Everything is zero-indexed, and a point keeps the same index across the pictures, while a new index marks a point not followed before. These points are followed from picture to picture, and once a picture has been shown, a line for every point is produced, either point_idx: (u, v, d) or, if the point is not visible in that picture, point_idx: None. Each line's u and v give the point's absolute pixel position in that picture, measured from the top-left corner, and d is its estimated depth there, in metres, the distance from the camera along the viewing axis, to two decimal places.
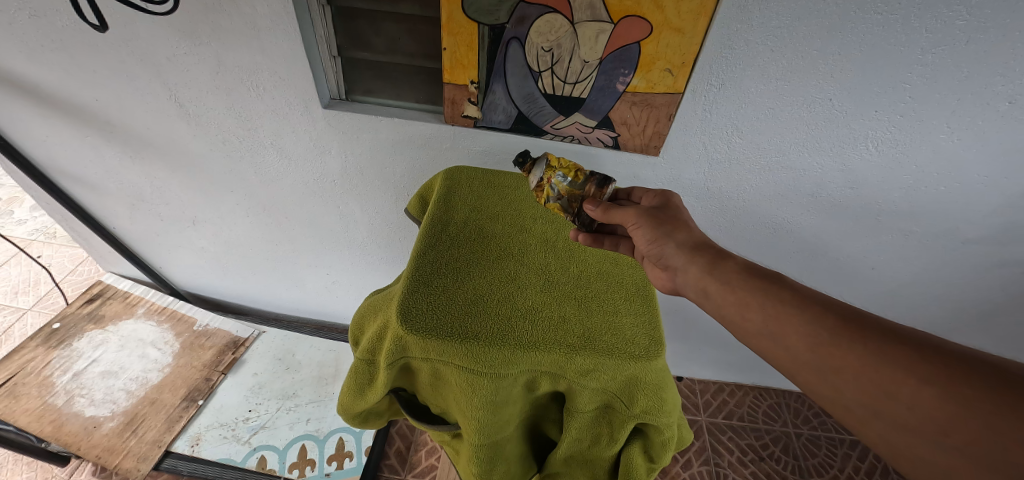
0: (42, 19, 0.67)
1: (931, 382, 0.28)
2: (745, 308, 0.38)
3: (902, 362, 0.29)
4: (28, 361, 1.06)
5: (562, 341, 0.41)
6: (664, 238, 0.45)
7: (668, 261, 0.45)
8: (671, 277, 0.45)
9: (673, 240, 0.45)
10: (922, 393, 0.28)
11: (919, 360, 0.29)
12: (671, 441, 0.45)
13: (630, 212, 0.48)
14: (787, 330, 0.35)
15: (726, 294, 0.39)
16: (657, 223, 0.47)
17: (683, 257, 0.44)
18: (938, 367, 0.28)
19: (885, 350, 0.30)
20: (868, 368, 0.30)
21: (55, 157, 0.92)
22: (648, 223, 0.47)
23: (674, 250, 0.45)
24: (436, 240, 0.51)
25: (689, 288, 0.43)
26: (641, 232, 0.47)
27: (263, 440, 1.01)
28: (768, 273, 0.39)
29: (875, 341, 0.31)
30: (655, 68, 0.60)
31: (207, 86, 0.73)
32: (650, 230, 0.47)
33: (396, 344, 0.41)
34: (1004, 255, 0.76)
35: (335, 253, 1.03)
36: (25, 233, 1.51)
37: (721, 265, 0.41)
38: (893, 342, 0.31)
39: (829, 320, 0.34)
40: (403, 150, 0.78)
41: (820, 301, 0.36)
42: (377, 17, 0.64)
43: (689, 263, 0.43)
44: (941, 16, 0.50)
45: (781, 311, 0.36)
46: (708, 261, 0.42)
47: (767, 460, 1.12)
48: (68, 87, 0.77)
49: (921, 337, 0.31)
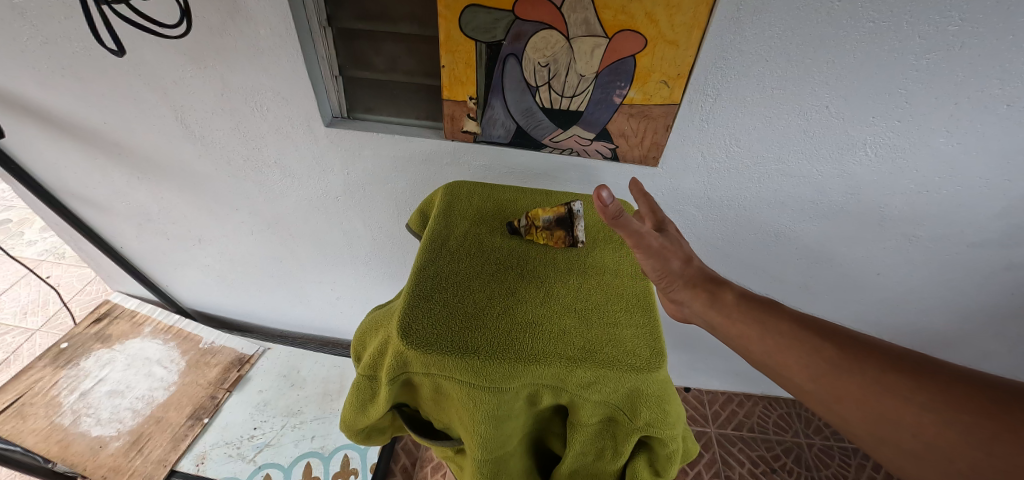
0: (55, 46, 0.69)
1: (930, 409, 0.30)
2: (749, 341, 0.40)
3: (901, 391, 0.32)
4: (36, 381, 1.07)
5: (562, 353, 0.41)
6: (668, 274, 0.45)
7: (673, 296, 0.46)
8: (678, 308, 0.46)
9: (677, 275, 0.45)
10: (924, 420, 0.30)
11: (916, 386, 0.31)
12: (676, 453, 0.45)
13: (639, 228, 0.42)
14: (788, 361, 0.37)
15: (730, 328, 0.41)
16: (661, 253, 0.44)
17: (689, 292, 0.44)
18: (934, 392, 0.31)
19: (882, 379, 0.33)
20: (870, 397, 0.33)
21: (64, 179, 0.94)
22: (653, 253, 0.43)
23: (678, 285, 0.45)
24: (436, 254, 0.50)
25: (697, 320, 0.44)
26: (648, 262, 0.44)
27: (269, 458, 1.01)
28: (763, 301, 0.42)
29: (872, 369, 0.33)
30: (651, 80, 0.60)
31: (212, 107, 0.75)
32: (655, 263, 0.44)
33: (398, 359, 0.41)
34: (1013, 258, 0.76)
35: (338, 269, 1.04)
36: (35, 253, 1.53)
37: (721, 298, 0.43)
38: (889, 369, 0.33)
39: (827, 350, 0.36)
40: (404, 166, 0.79)
41: (814, 328, 0.38)
42: (377, 38, 0.67)
43: (694, 297, 0.44)
44: (933, 22, 0.51)
45: (781, 344, 0.38)
46: (710, 294, 0.43)
47: (779, 473, 1.10)
48: (80, 111, 0.79)
49: (910, 359, 0.33)
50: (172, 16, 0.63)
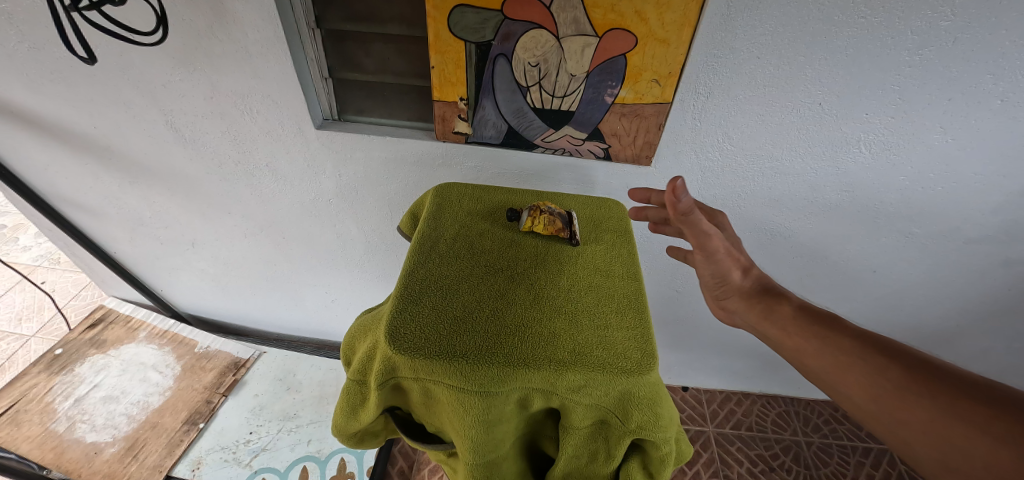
0: (42, 51, 0.69)
1: (1007, 442, 0.27)
2: (803, 353, 0.40)
3: (974, 420, 0.29)
4: (30, 387, 1.06)
5: (551, 357, 0.40)
6: (723, 279, 0.48)
7: (725, 304, 0.48)
8: (730, 317, 0.48)
9: (734, 285, 0.47)
10: (1000, 454, 0.27)
11: (993, 417, 0.28)
12: (669, 456, 0.44)
13: (707, 230, 0.44)
14: (847, 378, 0.36)
15: (783, 339, 0.42)
16: (721, 258, 0.47)
17: (742, 303, 0.46)
18: (1015, 426, 0.27)
19: (954, 407, 0.30)
20: (936, 422, 0.30)
21: (56, 184, 0.94)
22: (711, 256, 0.47)
23: (733, 295, 0.47)
24: (425, 257, 0.49)
25: (750, 329, 0.46)
26: (706, 265, 0.48)
27: (265, 462, 1.00)
28: (825, 315, 0.41)
29: (945, 395, 0.31)
30: (642, 79, 0.60)
31: (202, 110, 0.75)
32: (710, 266, 0.48)
33: (387, 365, 0.41)
34: (1008, 253, 0.76)
35: (332, 271, 1.03)
36: (30, 259, 1.52)
37: (776, 310, 0.43)
38: (966, 398, 0.30)
39: (892, 371, 0.34)
40: (396, 168, 0.78)
41: (885, 349, 0.36)
42: (367, 39, 0.66)
43: (747, 307, 0.46)
44: (925, 17, 0.51)
45: (840, 359, 0.37)
46: (765, 305, 0.44)
47: (778, 471, 1.09)
48: (69, 116, 0.78)
49: (1004, 392, 0.29)
50: (149, 24, 0.63)
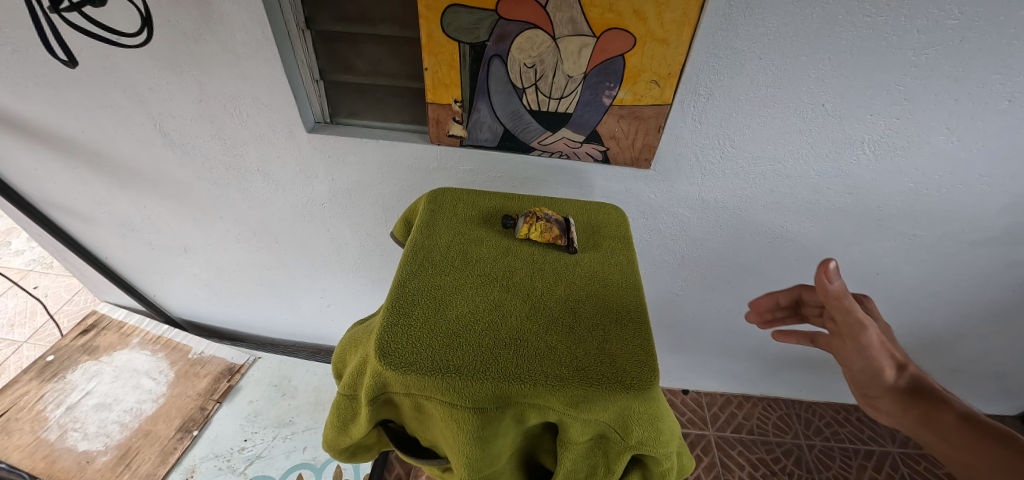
0: (25, 54, 0.67)
1: None
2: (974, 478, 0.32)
3: None
4: (21, 395, 1.05)
5: (549, 371, 0.39)
6: (871, 376, 0.41)
7: (877, 405, 0.42)
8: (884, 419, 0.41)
9: (887, 385, 0.40)
10: None
11: None
12: (671, 470, 0.43)
13: (860, 319, 0.40)
14: None
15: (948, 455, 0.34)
16: (871, 354, 0.41)
17: (895, 406, 0.39)
18: None
19: None
20: None
21: (45, 189, 0.92)
22: (858, 349, 0.41)
23: (884, 396, 0.41)
24: (418, 266, 0.47)
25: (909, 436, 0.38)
26: (855, 359, 0.42)
27: (259, 470, 0.98)
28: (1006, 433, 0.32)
29: None
30: (641, 80, 0.58)
31: (191, 114, 0.73)
32: (860, 361, 0.42)
33: (378, 380, 0.39)
34: (1013, 255, 0.75)
35: (327, 276, 1.02)
36: (22, 264, 1.51)
37: (936, 417, 0.36)
38: None
39: None
40: (390, 172, 0.77)
41: None
42: (358, 40, 0.64)
43: (900, 410, 0.39)
44: (932, 16, 0.49)
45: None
46: (922, 410, 0.37)
47: (780, 475, 1.08)
48: (55, 121, 0.77)
49: None
50: (132, 27, 0.62)
